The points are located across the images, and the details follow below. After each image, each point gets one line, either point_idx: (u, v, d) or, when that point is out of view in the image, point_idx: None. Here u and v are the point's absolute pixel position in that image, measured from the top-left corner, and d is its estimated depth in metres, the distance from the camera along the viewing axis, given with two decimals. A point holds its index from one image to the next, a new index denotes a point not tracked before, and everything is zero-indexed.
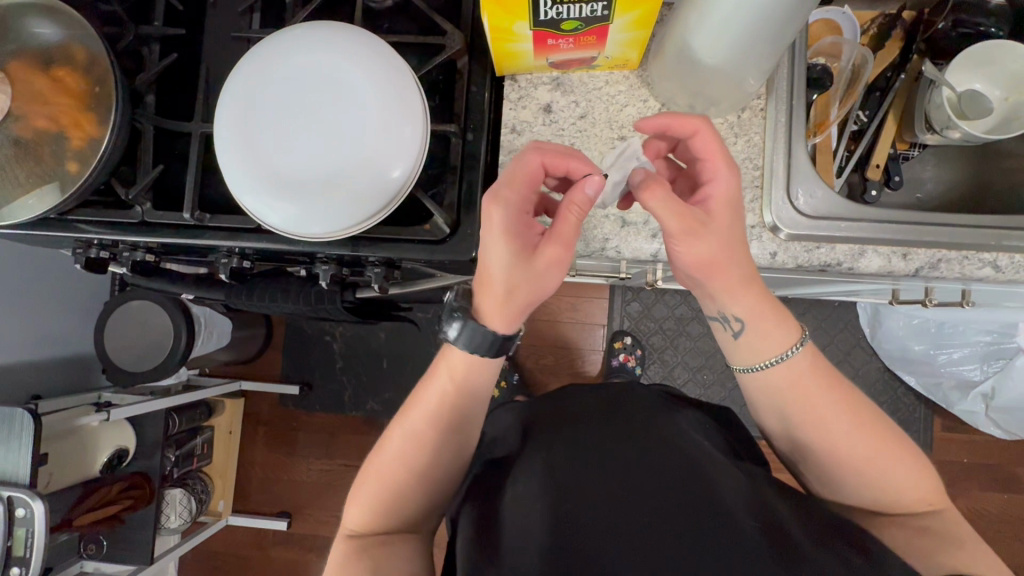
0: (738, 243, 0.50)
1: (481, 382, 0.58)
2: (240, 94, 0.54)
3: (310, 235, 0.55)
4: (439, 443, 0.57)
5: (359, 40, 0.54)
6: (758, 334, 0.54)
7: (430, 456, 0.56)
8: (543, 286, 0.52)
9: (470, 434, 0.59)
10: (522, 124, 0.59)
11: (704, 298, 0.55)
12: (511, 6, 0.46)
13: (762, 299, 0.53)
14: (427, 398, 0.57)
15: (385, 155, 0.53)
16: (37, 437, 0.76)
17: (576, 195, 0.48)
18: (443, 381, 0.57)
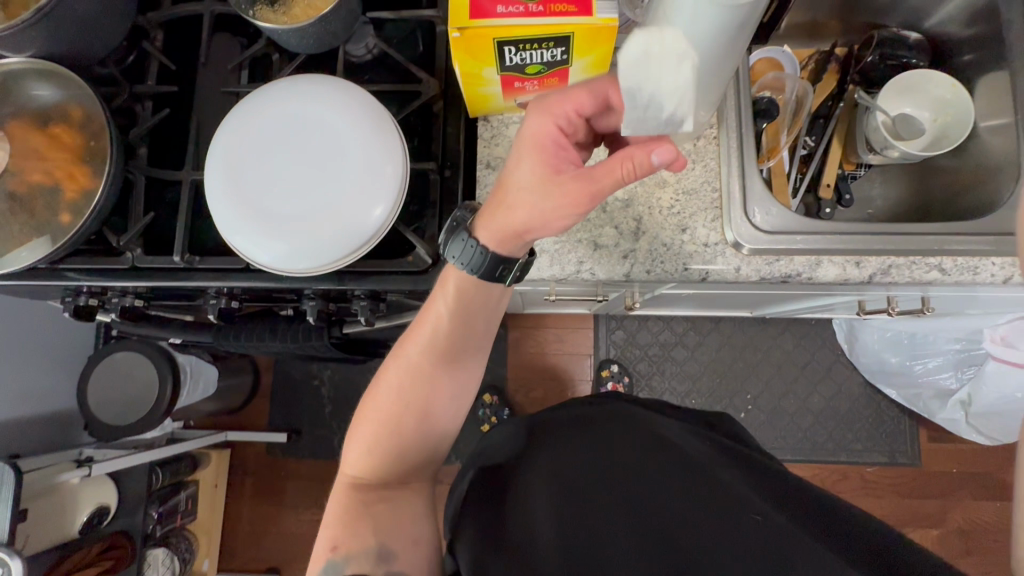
0: None
1: (483, 311, 0.57)
2: (233, 140, 0.58)
3: (297, 270, 0.57)
4: (435, 380, 0.57)
5: (341, 89, 0.59)
6: None
7: (425, 395, 0.56)
8: (550, 228, 0.50)
9: (469, 372, 0.59)
10: (496, 160, 0.62)
11: None
12: (478, 54, 0.51)
13: None
14: (423, 329, 0.57)
15: (368, 191, 0.56)
16: (17, 492, 0.74)
17: (638, 156, 0.44)
18: (442, 311, 0.56)
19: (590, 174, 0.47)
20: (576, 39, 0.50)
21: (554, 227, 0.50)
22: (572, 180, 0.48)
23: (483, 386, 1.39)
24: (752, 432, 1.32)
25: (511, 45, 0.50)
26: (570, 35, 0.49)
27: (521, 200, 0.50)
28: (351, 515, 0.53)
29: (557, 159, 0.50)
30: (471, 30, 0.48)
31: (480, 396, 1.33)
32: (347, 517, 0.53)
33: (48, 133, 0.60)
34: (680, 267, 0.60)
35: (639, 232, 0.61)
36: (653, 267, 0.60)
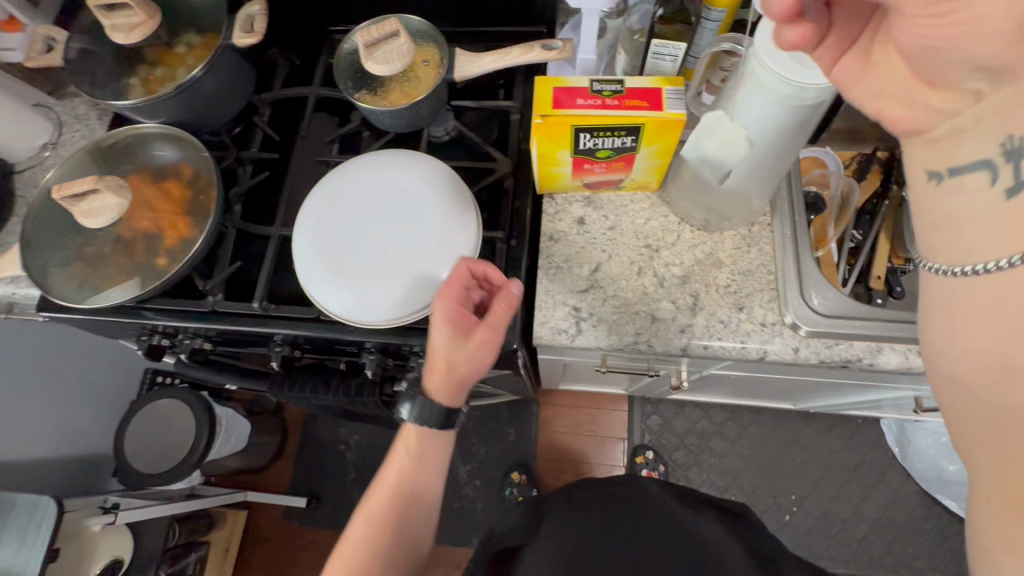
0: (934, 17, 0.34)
1: (439, 453, 0.62)
2: (323, 201, 0.63)
3: (365, 322, 0.60)
4: (398, 535, 0.57)
5: (430, 165, 0.64)
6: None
7: (391, 551, 0.56)
8: (480, 371, 0.58)
9: (426, 515, 0.61)
10: (558, 234, 0.66)
11: (969, 134, 0.37)
12: (556, 138, 0.57)
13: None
14: (388, 475, 0.60)
15: (441, 254, 0.60)
16: (55, 531, 0.73)
17: (507, 292, 0.56)
18: (403, 458, 0.61)
19: (491, 322, 0.56)
20: (646, 129, 0.55)
21: (483, 369, 0.58)
22: (478, 332, 0.56)
23: (512, 464, 1.34)
24: (799, 538, 1.23)
25: (586, 131, 0.56)
26: (641, 126, 0.55)
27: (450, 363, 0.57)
28: None
29: (462, 324, 0.56)
30: (553, 117, 0.54)
31: (509, 474, 1.29)
32: None
33: (161, 187, 0.68)
34: (737, 344, 0.61)
35: (696, 308, 0.62)
36: (710, 343, 0.61)
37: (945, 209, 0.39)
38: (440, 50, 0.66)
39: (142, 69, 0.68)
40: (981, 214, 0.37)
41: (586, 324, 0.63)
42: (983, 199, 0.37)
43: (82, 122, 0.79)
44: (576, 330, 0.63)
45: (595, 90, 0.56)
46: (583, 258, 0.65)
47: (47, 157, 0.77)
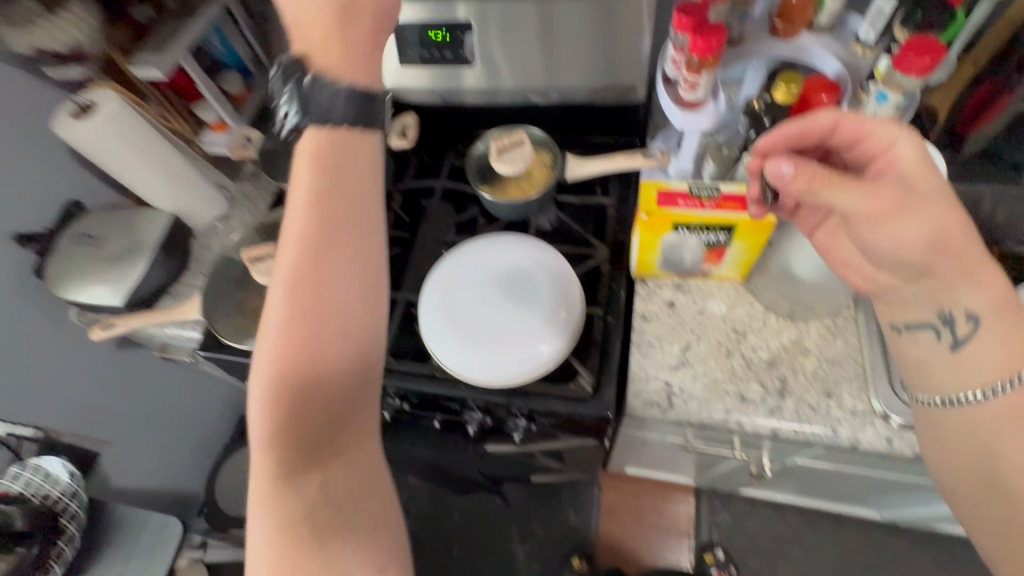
0: (911, 204, 0.51)
1: (357, 167, 0.47)
2: (448, 273, 0.74)
3: (478, 381, 0.68)
4: (317, 402, 0.45)
5: (548, 253, 0.74)
6: (987, 340, 0.53)
7: (315, 422, 0.45)
8: (383, 30, 0.49)
9: (358, 385, 0.47)
10: (650, 314, 0.73)
11: (919, 300, 0.56)
12: (658, 231, 0.66)
13: (1001, 291, 0.53)
14: (290, 225, 0.46)
15: (549, 326, 0.69)
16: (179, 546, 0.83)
17: None
18: (313, 193, 0.45)
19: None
20: (739, 228, 0.63)
21: (384, 27, 0.49)
22: None
23: (571, 548, 1.31)
24: None
25: (685, 227, 0.64)
26: (735, 226, 0.63)
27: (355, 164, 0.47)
28: (293, 516, 0.45)
29: None
30: (657, 214, 0.64)
31: (569, 559, 1.26)
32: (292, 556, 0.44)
33: None
34: (828, 430, 0.64)
35: (785, 392, 0.66)
36: (800, 427, 0.64)
37: (911, 354, 0.58)
38: (555, 154, 0.79)
39: None
40: (933, 361, 0.56)
41: (678, 400, 0.67)
42: (937, 350, 0.56)
43: (250, 201, 0.96)
44: (669, 405, 0.67)
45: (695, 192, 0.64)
46: (673, 337, 0.71)
47: (220, 227, 0.94)
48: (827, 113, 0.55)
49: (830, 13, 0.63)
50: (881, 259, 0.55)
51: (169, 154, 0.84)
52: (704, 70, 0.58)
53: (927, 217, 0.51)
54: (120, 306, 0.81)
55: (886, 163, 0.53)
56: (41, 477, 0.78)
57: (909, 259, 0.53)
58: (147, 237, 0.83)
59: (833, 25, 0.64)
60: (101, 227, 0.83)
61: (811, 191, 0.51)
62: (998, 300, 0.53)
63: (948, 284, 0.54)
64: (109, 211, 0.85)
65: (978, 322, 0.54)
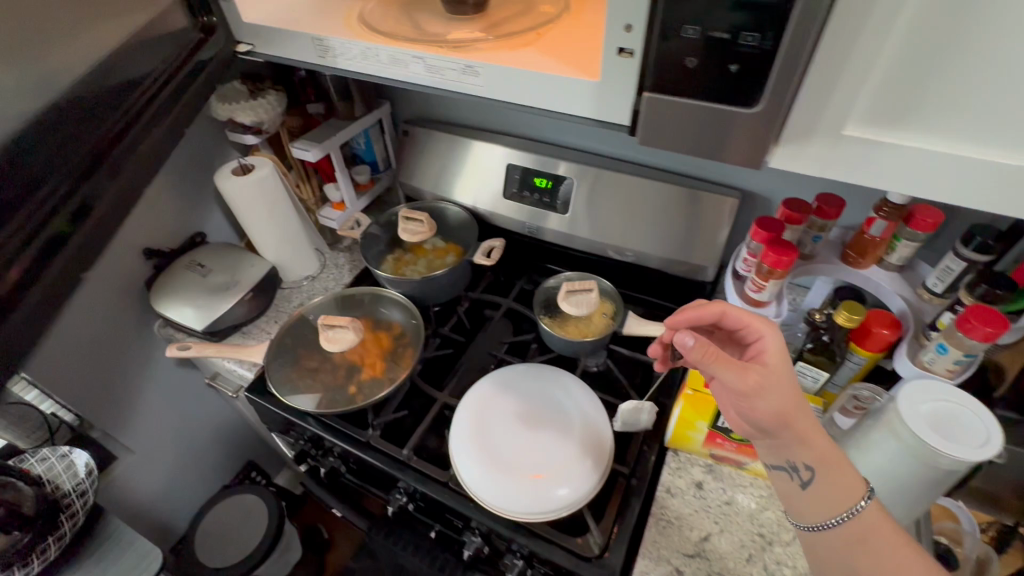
0: (797, 394, 0.52)
1: None
2: (492, 384, 0.78)
3: (484, 499, 0.68)
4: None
5: (581, 388, 0.77)
6: (831, 487, 0.52)
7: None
8: None
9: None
10: (676, 488, 0.72)
11: (772, 447, 0.55)
12: (701, 409, 0.67)
13: (834, 448, 0.52)
14: None
15: (569, 469, 0.69)
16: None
17: None
18: None
19: None
20: None
21: None
22: None
23: None
24: None
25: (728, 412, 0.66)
26: None
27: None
28: None
29: None
30: (702, 393, 0.66)
31: None
32: None
33: (375, 333, 0.88)
34: None
35: None
36: None
37: (784, 495, 0.55)
38: (618, 308, 0.84)
39: (397, 251, 0.98)
40: (802, 503, 0.54)
41: None
42: (799, 496, 0.54)
43: (337, 269, 1.07)
44: None
45: None
46: (694, 522, 0.69)
47: (304, 285, 1.05)
48: (715, 303, 0.61)
49: (900, 255, 0.68)
50: (746, 425, 0.55)
51: (291, 217, 0.98)
52: (772, 278, 0.63)
53: (786, 392, 0.52)
54: (198, 330, 0.90)
55: (761, 348, 0.57)
56: (62, 466, 0.83)
57: (770, 428, 0.53)
58: (244, 277, 0.94)
59: (902, 265, 0.69)
60: (212, 260, 0.95)
61: (703, 362, 0.51)
62: (834, 457, 0.52)
63: (791, 446, 0.52)
64: (223, 248, 0.98)
65: (814, 475, 0.52)
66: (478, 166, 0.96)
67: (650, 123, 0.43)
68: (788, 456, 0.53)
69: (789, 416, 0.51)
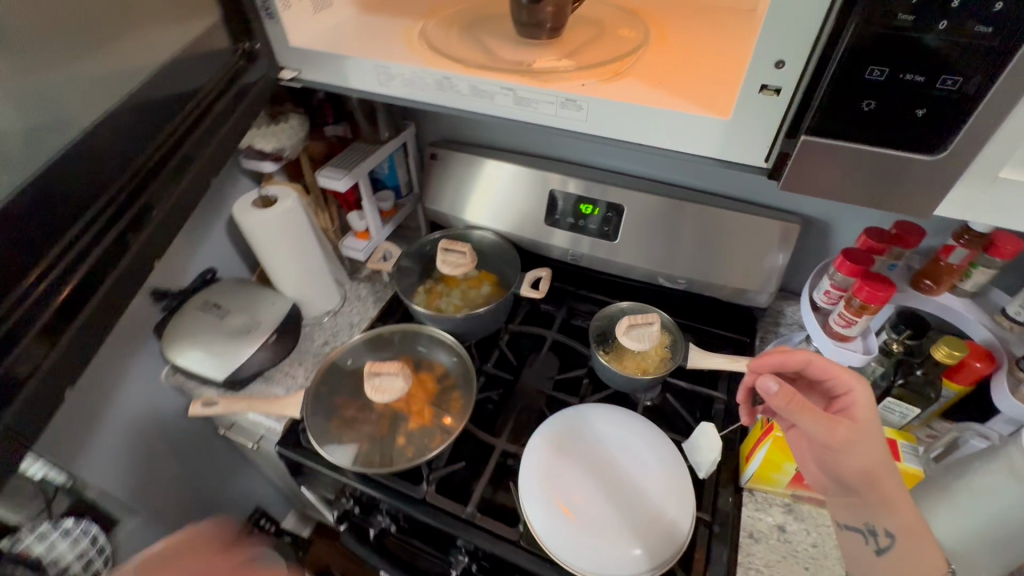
0: (882, 460, 0.52)
1: None
2: (559, 430, 0.72)
3: (564, 561, 0.63)
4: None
5: (669, 449, 0.70)
6: (913, 562, 0.51)
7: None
8: None
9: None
10: (759, 533, 0.69)
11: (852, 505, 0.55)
12: (790, 451, 0.64)
13: (921, 522, 0.52)
14: None
15: (653, 524, 0.64)
16: None
17: None
18: None
19: None
20: None
21: None
22: None
23: None
24: None
25: None
26: None
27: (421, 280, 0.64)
28: None
29: None
30: None
31: None
32: None
33: (418, 375, 0.82)
34: None
35: None
36: None
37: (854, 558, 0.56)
38: (675, 339, 0.81)
39: (428, 282, 0.93)
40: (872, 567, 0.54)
41: None
42: (872, 560, 0.54)
43: (360, 302, 1.00)
44: None
45: None
46: (783, 569, 0.66)
47: (326, 321, 0.97)
48: (801, 350, 0.59)
49: (975, 282, 0.67)
50: (827, 476, 0.56)
51: (313, 250, 0.90)
52: (864, 314, 0.61)
53: (875, 451, 0.52)
54: (218, 380, 0.81)
55: (850, 403, 0.56)
56: (66, 543, 0.72)
57: (853, 482, 0.53)
58: (265, 317, 0.86)
59: (975, 292, 0.68)
60: (228, 298, 0.87)
61: (788, 412, 0.50)
62: (920, 532, 0.52)
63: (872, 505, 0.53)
64: (238, 285, 0.90)
65: (895, 540, 0.52)
66: (514, 191, 0.91)
67: (803, 166, 0.42)
68: (867, 515, 0.54)
69: (872, 476, 0.52)
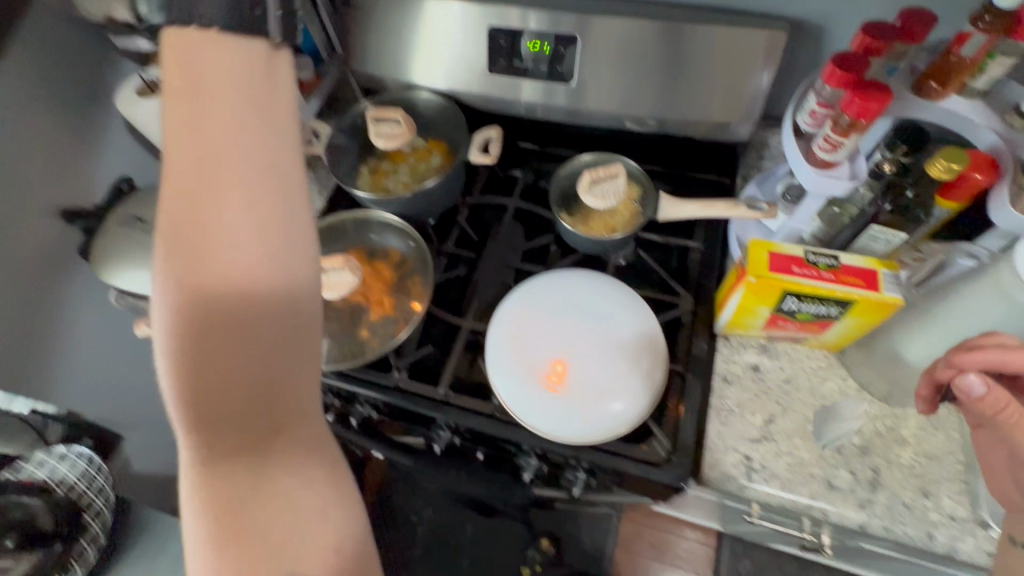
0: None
1: None
2: (528, 301, 0.69)
3: (527, 422, 0.64)
4: (218, 388, 0.41)
5: (644, 319, 0.67)
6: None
7: (230, 395, 0.42)
8: None
9: (286, 302, 0.44)
10: (733, 375, 0.68)
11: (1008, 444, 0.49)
12: (763, 295, 0.60)
13: None
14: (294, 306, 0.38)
15: (618, 388, 0.63)
16: None
17: None
18: None
19: None
20: (855, 305, 0.57)
21: None
22: None
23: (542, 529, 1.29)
24: None
25: (795, 296, 0.59)
26: (853, 302, 0.57)
27: (237, 138, 0.45)
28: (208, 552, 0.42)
29: None
30: (767, 279, 0.58)
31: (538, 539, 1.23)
32: (210, 541, 0.43)
33: (373, 266, 0.76)
34: (924, 533, 0.58)
35: (877, 483, 0.61)
36: (894, 526, 0.59)
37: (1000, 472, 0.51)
38: (646, 192, 0.73)
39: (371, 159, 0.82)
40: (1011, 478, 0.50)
41: (758, 476, 0.62)
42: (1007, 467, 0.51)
43: None
44: (747, 481, 0.62)
45: (811, 260, 0.59)
46: (756, 406, 0.66)
47: None
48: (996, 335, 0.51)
49: (989, 78, 0.55)
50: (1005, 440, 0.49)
51: None
52: (853, 133, 0.52)
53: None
54: None
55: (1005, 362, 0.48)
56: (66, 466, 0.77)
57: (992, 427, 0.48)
58: None
59: (988, 89, 0.57)
60: (150, 210, 0.79)
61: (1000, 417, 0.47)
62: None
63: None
64: (160, 193, 0.81)
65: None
66: (444, 35, 0.74)
67: None
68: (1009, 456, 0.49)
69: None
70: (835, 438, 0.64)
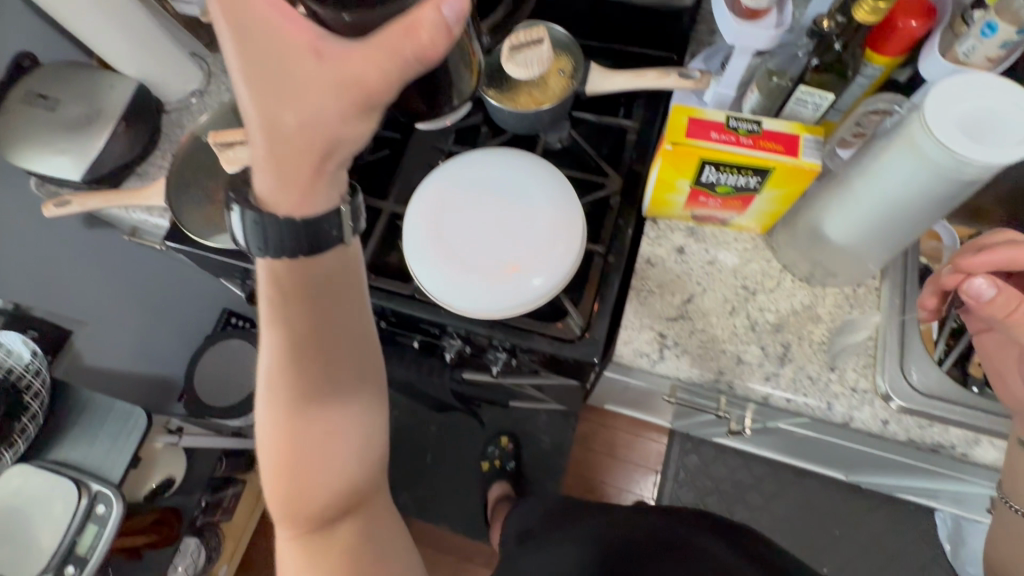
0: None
1: None
2: (445, 180, 0.66)
3: (440, 301, 0.63)
4: (309, 475, 0.45)
5: (565, 198, 0.64)
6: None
7: (332, 457, 0.46)
8: None
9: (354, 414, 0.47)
10: (656, 258, 0.67)
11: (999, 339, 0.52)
12: (681, 167, 0.57)
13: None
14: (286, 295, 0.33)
15: (533, 266, 0.62)
16: (144, 437, 0.75)
17: None
18: None
19: None
20: (774, 173, 0.55)
21: None
22: None
23: (503, 428, 1.33)
24: None
25: (713, 165, 0.56)
26: (770, 170, 0.54)
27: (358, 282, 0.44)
28: None
29: None
30: (683, 146, 0.55)
31: (498, 436, 1.28)
32: None
33: None
34: (823, 403, 0.60)
35: (785, 358, 0.62)
36: (795, 397, 0.61)
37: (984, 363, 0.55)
38: (577, 64, 0.68)
39: None
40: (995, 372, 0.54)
41: (670, 353, 0.63)
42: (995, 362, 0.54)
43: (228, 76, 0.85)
44: (659, 357, 0.63)
45: (732, 126, 0.55)
46: (676, 287, 0.65)
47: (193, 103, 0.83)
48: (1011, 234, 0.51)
49: None
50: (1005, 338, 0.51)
51: None
52: None
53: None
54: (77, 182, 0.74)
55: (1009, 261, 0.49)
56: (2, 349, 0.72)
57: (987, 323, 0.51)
58: (105, 104, 0.74)
59: None
60: (54, 87, 0.74)
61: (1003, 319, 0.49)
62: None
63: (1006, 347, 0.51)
64: (63, 70, 0.75)
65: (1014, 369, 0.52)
66: None
67: None
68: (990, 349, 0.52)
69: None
70: (749, 316, 0.64)
